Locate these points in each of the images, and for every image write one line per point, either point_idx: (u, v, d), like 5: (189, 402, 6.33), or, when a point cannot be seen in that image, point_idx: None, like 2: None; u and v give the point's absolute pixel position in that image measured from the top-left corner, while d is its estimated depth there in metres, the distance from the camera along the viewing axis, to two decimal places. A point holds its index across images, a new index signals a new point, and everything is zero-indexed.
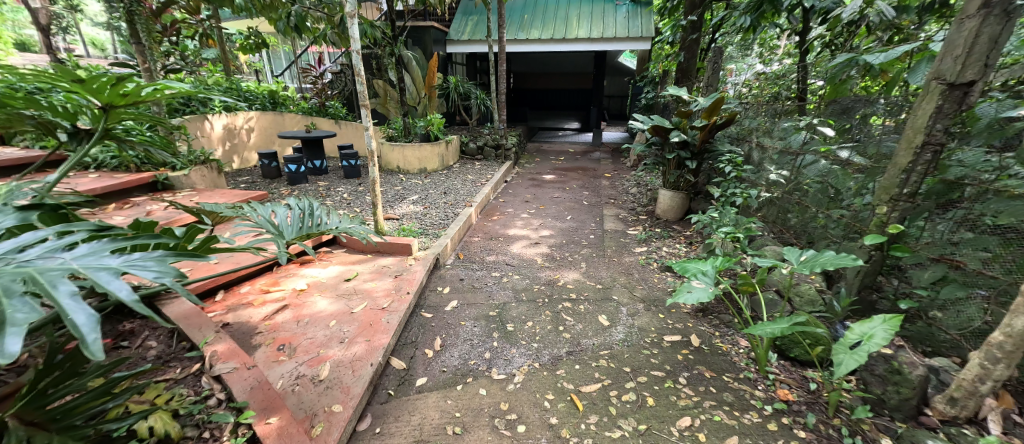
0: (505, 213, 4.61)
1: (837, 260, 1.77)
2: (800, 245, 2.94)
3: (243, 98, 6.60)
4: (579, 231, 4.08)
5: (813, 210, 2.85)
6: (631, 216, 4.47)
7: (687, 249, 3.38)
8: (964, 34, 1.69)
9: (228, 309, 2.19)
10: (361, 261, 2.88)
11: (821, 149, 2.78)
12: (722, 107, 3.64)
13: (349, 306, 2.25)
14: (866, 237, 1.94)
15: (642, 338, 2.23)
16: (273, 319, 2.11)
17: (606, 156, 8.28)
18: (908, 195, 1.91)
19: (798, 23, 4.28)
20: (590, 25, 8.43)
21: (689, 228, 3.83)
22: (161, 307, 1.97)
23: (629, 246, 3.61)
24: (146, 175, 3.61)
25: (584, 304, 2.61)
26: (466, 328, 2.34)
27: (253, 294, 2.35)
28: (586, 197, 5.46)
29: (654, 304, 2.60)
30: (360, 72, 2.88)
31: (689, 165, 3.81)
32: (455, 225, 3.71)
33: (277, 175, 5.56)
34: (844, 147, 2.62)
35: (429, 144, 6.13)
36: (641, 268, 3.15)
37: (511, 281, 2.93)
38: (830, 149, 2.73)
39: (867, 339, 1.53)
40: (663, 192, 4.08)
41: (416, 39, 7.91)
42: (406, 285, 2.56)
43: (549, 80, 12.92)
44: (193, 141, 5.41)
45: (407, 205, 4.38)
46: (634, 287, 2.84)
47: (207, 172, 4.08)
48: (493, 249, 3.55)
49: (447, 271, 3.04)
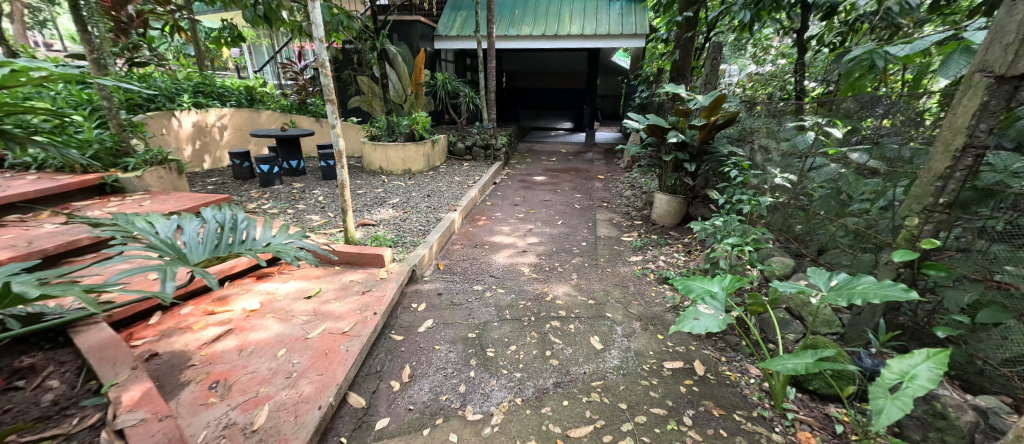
0: (491, 217, 4.33)
1: (883, 293, 1.47)
2: (809, 256, 2.70)
3: (216, 94, 6.26)
4: (569, 237, 3.82)
5: (824, 217, 2.61)
6: (625, 221, 4.22)
7: (686, 259, 3.13)
8: (1016, 18, 1.44)
9: (161, 335, 1.93)
10: (327, 274, 2.59)
11: (829, 152, 2.56)
12: (722, 105, 3.39)
13: (304, 331, 1.97)
14: (895, 253, 1.68)
15: (640, 364, 1.96)
16: (211, 348, 1.83)
17: (599, 157, 8.04)
18: (944, 205, 1.65)
19: (799, 19, 4.07)
20: (582, 21, 8.18)
21: (687, 235, 3.58)
22: (73, 336, 1.68)
23: (623, 254, 3.36)
24: (91, 176, 3.35)
25: (575, 323, 2.34)
26: (440, 354, 2.06)
27: (195, 316, 2.08)
28: (577, 199, 5.20)
29: (652, 322, 2.34)
30: (325, 62, 2.59)
31: (685, 167, 3.57)
32: (437, 232, 3.42)
33: (249, 176, 5.24)
34: (854, 150, 2.40)
35: (413, 144, 5.82)
36: (637, 280, 2.90)
37: (494, 295, 2.66)
38: (839, 152, 2.51)
39: (908, 381, 1.27)
40: (660, 197, 3.83)
41: (402, 34, 7.60)
42: (374, 303, 2.27)
43: (541, 79, 12.67)
44: (156, 139, 5.07)
45: (386, 209, 4.08)
46: (630, 303, 2.57)
47: (165, 174, 3.84)
48: (476, 259, 3.27)
49: (424, 285, 2.76)
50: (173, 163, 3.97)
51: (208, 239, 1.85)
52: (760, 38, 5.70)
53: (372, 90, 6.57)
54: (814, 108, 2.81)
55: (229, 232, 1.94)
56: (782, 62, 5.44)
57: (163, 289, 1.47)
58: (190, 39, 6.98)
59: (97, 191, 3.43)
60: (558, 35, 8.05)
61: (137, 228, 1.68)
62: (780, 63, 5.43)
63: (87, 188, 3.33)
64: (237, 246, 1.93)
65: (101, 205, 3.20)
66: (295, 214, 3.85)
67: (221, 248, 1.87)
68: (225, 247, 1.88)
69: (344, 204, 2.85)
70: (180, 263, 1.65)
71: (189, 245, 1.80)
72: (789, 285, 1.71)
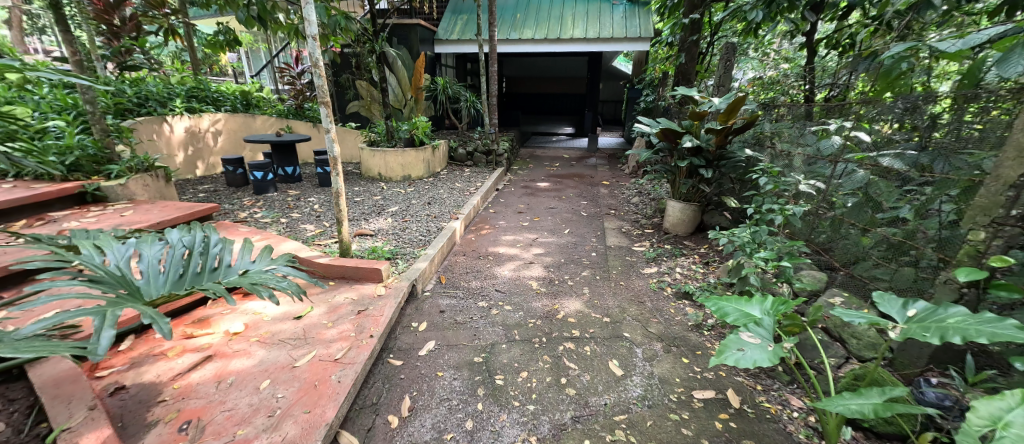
0: (495, 226, 4.14)
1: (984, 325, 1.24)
2: (841, 269, 2.51)
3: (210, 99, 6.09)
4: (578, 247, 3.63)
5: (855, 227, 2.43)
6: (635, 230, 4.03)
7: (705, 271, 2.93)
8: None
9: (132, 364, 1.73)
10: (320, 291, 2.40)
11: (857, 157, 2.38)
12: (740, 109, 3.21)
13: (292, 358, 1.78)
14: (959, 271, 1.47)
15: (666, 394, 1.76)
16: (185, 379, 1.64)
17: (602, 162, 7.87)
18: (1016, 217, 1.49)
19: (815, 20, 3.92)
20: (585, 25, 8.04)
21: (703, 245, 3.39)
22: (27, 370, 1.47)
23: (636, 266, 3.16)
24: (71, 185, 3.18)
25: (590, 345, 2.14)
26: (444, 382, 1.85)
27: (171, 341, 1.88)
28: (583, 206, 5.02)
29: (675, 343, 2.14)
30: (318, 61, 2.40)
31: (701, 173, 3.38)
32: (438, 243, 3.22)
33: (242, 183, 5.05)
34: (884, 154, 2.24)
35: (413, 149, 5.64)
36: (654, 294, 2.70)
37: (500, 313, 2.46)
38: (869, 157, 2.34)
39: (1002, 429, 1.08)
40: (673, 204, 3.63)
41: (401, 37, 7.43)
42: (371, 324, 2.07)
43: (542, 84, 12.54)
44: (145, 145, 4.88)
45: (384, 218, 3.89)
46: (648, 321, 2.37)
47: (151, 182, 3.66)
48: (480, 272, 3.07)
49: (425, 302, 2.57)
50: (161, 170, 3.78)
51: (170, 267, 1.64)
52: (769, 39, 5.54)
53: (371, 95, 6.39)
54: (841, 110, 2.64)
55: (198, 258, 1.73)
56: (792, 65, 5.28)
57: (95, 343, 1.24)
58: (185, 44, 6.82)
59: (76, 200, 3.27)
60: (560, 38, 7.90)
61: (85, 257, 1.50)
62: (790, 66, 5.28)
63: (65, 197, 3.16)
64: (206, 275, 1.71)
65: (79, 215, 3.02)
66: (289, 223, 3.65)
67: (186, 280, 1.66)
68: (191, 277, 1.67)
69: (340, 215, 2.65)
70: (131, 302, 1.43)
71: (147, 274, 1.59)
72: (856, 316, 1.47)
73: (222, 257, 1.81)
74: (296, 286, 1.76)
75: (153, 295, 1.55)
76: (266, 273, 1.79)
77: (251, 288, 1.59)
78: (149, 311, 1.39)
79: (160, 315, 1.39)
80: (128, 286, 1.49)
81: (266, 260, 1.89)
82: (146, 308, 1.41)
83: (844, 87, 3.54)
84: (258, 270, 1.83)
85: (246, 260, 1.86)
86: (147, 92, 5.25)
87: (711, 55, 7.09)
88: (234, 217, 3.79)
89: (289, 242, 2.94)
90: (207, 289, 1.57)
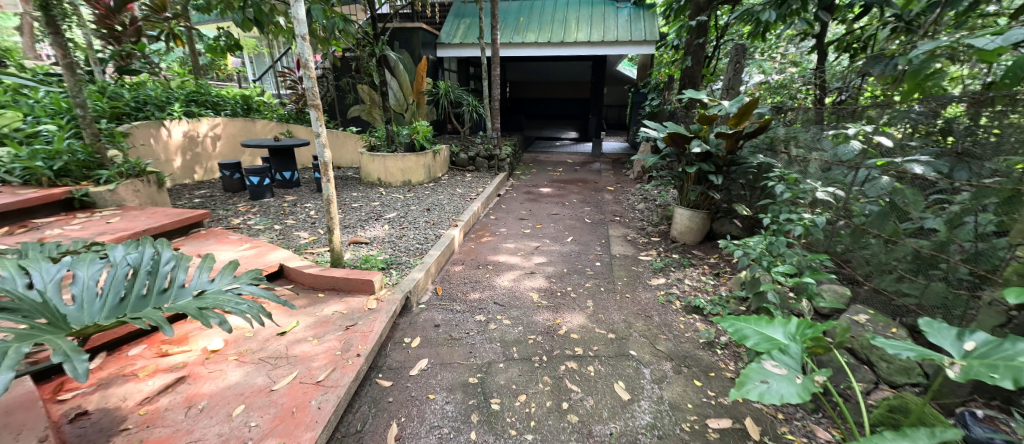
0: (496, 233, 4.00)
1: None
2: (863, 283, 2.35)
3: (210, 103, 6.02)
4: (582, 256, 3.48)
5: (877, 238, 2.27)
6: (641, 238, 3.88)
7: (716, 283, 2.78)
8: None
9: (99, 385, 1.60)
10: (309, 304, 2.27)
11: (879, 163, 2.24)
12: (752, 112, 3.06)
13: (270, 380, 1.64)
14: (1008, 292, 1.33)
15: (677, 422, 1.62)
16: (154, 404, 1.51)
17: (607, 167, 7.73)
18: None
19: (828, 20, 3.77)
20: (589, 28, 7.92)
21: (713, 255, 3.23)
22: None
23: (643, 277, 3.02)
24: (59, 190, 3.09)
25: (595, 365, 1.99)
26: (434, 407, 1.71)
27: (144, 359, 1.75)
28: (588, 213, 4.88)
29: (686, 362, 2.00)
30: (308, 62, 2.29)
31: (711, 179, 3.22)
32: (435, 252, 3.09)
33: (239, 189, 4.95)
34: (912, 160, 2.09)
35: (414, 154, 5.53)
36: (662, 308, 2.55)
37: (498, 328, 2.31)
38: (892, 162, 2.19)
39: None
40: (681, 212, 3.48)
41: (403, 41, 7.34)
42: (358, 341, 1.94)
43: (546, 88, 12.44)
44: (141, 149, 4.80)
45: (381, 225, 3.76)
46: (656, 338, 2.22)
47: (142, 187, 3.55)
48: (478, 283, 2.93)
49: (419, 315, 2.44)
50: (153, 176, 3.68)
51: (109, 290, 1.45)
52: (778, 41, 5.39)
53: (372, 99, 6.30)
54: (861, 113, 2.48)
55: (144, 278, 1.53)
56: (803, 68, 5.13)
57: None
58: (186, 48, 6.76)
59: (63, 207, 3.17)
60: (564, 42, 7.79)
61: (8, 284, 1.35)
62: (800, 70, 5.12)
63: (51, 203, 3.06)
64: (153, 298, 1.51)
65: (64, 222, 2.91)
66: (282, 230, 3.53)
67: (128, 304, 1.46)
68: (134, 302, 1.47)
69: (331, 223, 2.52)
70: (50, 334, 1.24)
71: (81, 299, 1.41)
72: (905, 349, 1.27)
73: (175, 276, 1.60)
74: (258, 308, 1.51)
75: (85, 323, 1.36)
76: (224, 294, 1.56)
77: (195, 315, 1.36)
78: (64, 346, 1.20)
79: (75, 352, 1.19)
80: (52, 314, 1.29)
81: (228, 279, 1.66)
82: (63, 342, 1.21)
83: (860, 90, 3.38)
84: (216, 290, 1.61)
85: (204, 279, 1.64)
86: (144, 96, 5.18)
87: (718, 58, 6.95)
88: (227, 223, 3.68)
89: (279, 250, 2.82)
90: (144, 316, 1.36)
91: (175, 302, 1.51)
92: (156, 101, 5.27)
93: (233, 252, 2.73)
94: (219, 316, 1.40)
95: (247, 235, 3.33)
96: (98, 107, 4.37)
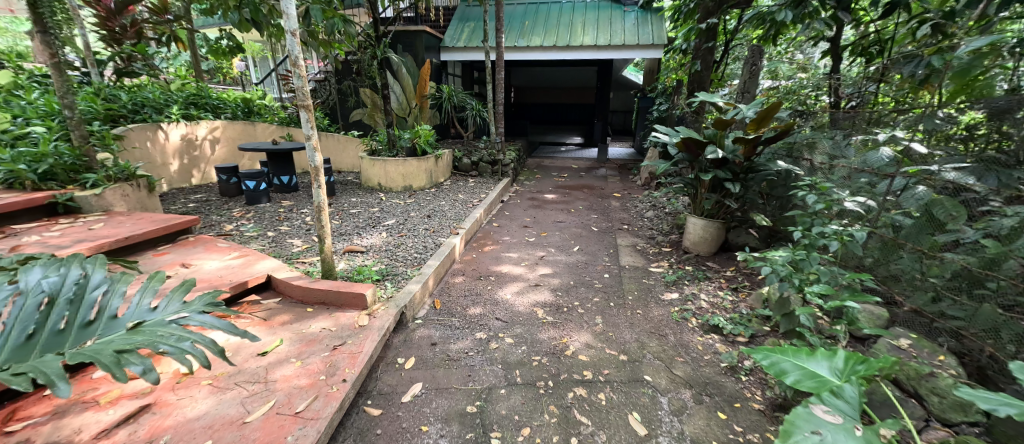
0: (499, 242, 3.83)
1: None
2: (897, 303, 2.17)
3: (210, 106, 5.89)
4: (589, 267, 3.31)
5: (914, 253, 2.09)
6: (651, 248, 3.71)
7: (734, 299, 2.60)
8: None
9: (55, 413, 1.43)
10: (296, 319, 2.11)
11: (911, 170, 2.08)
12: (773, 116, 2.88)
13: (243, 411, 1.48)
14: None
15: None
16: (110, 439, 1.35)
17: (613, 173, 7.56)
18: None
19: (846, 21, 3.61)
20: (596, 32, 7.77)
21: (728, 267, 3.05)
22: None
23: (655, 291, 2.84)
24: (42, 194, 2.94)
25: (607, 391, 1.81)
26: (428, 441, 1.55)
27: (108, 383, 1.58)
28: (594, 221, 4.70)
29: (708, 390, 1.82)
30: (298, 59, 2.14)
31: (727, 187, 3.04)
32: (434, 263, 2.92)
33: (235, 193, 4.81)
34: (950, 168, 1.95)
35: (415, 158, 5.37)
36: (676, 326, 2.37)
37: (500, 348, 2.14)
38: (926, 169, 2.03)
39: None
40: (694, 221, 3.30)
41: (406, 44, 7.23)
42: (345, 363, 1.77)
43: (551, 93, 12.30)
44: (137, 153, 4.68)
45: (378, 232, 3.60)
46: (672, 360, 2.04)
47: (132, 191, 3.38)
48: (479, 296, 2.76)
49: (415, 332, 2.27)
50: (143, 180, 3.51)
51: (11, 327, 1.16)
52: (792, 44, 5.22)
53: (375, 102, 6.13)
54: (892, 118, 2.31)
55: (62, 310, 1.23)
56: (816, 72, 4.96)
57: None
58: (188, 50, 6.66)
59: (47, 211, 3.02)
60: (570, 45, 7.64)
61: None
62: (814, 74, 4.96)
63: (34, 208, 2.92)
64: (72, 334, 1.22)
65: (44, 228, 2.75)
66: (275, 237, 3.37)
67: (38, 342, 1.18)
68: (47, 339, 1.19)
69: (323, 232, 2.34)
70: None
71: None
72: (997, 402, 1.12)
73: (107, 305, 1.31)
74: (203, 346, 1.23)
75: None
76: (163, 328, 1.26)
77: (108, 364, 1.08)
78: None
79: None
80: None
81: (174, 306, 1.34)
82: None
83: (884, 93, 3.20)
84: (158, 321, 1.30)
85: (144, 307, 1.33)
86: (142, 99, 5.07)
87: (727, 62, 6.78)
88: (219, 229, 3.53)
89: (269, 260, 2.64)
90: (31, 371, 1.07)
91: (97, 339, 1.21)
92: (154, 104, 5.17)
93: (219, 262, 2.56)
94: (143, 361, 1.13)
95: (237, 242, 3.17)
96: (92, 109, 4.25)
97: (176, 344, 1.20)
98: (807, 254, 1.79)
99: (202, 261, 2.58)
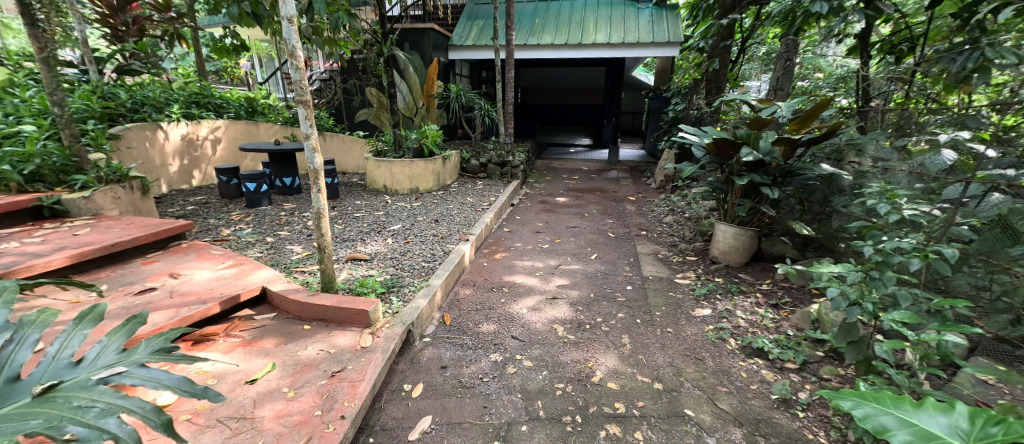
0: (511, 248, 3.60)
1: None
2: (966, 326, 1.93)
3: (213, 106, 5.71)
4: (609, 278, 3.08)
5: (988, 269, 1.85)
6: (674, 257, 3.47)
7: (774, 318, 2.36)
8: None
9: None
10: (291, 340, 1.90)
11: (978, 175, 1.85)
12: (819, 114, 2.64)
13: None
14: None
15: None
16: None
17: (625, 175, 7.32)
18: None
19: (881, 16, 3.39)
20: (608, 30, 7.53)
21: (763, 279, 2.81)
22: None
23: (685, 307, 2.60)
24: (25, 197, 2.73)
25: (645, 430, 1.58)
26: None
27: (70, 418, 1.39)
28: (610, 226, 4.47)
29: (762, 429, 1.59)
30: (295, 49, 1.92)
31: (763, 192, 2.79)
32: (443, 273, 2.71)
33: (236, 195, 4.61)
34: None
35: (422, 160, 5.17)
36: (713, 348, 2.14)
37: (518, 373, 1.91)
38: (998, 175, 1.80)
39: None
40: (725, 229, 3.06)
41: (413, 43, 7.04)
42: (344, 393, 1.56)
43: (560, 94, 12.07)
44: (136, 153, 4.49)
45: (383, 238, 3.39)
46: (716, 391, 1.80)
47: (124, 194, 3.17)
48: (492, 311, 2.53)
49: (424, 353, 2.05)
50: (137, 181, 3.29)
51: None
52: (818, 41, 4.96)
53: (381, 102, 5.91)
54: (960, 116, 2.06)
55: None
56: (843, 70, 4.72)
57: None
58: (192, 48, 6.47)
59: (31, 216, 2.81)
60: (582, 44, 7.41)
61: None
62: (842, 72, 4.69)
63: (17, 212, 2.72)
64: None
65: (25, 234, 2.54)
66: (274, 243, 3.17)
67: None
68: None
69: (323, 241, 2.13)
70: None
71: None
72: None
73: (11, 357, 1.00)
74: (134, 423, 0.90)
75: None
76: (82, 396, 0.92)
77: None
78: None
79: None
80: None
81: (106, 359, 1.03)
82: None
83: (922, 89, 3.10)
84: (79, 381, 0.98)
85: (63, 363, 1.02)
86: (142, 97, 4.89)
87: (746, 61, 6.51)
88: (215, 234, 3.30)
89: (266, 269, 2.42)
90: None
91: None
92: (153, 102, 4.98)
93: (211, 272, 2.34)
94: None
95: (234, 248, 2.96)
96: (87, 107, 4.05)
97: (94, 422, 0.87)
98: (881, 273, 1.54)
99: (193, 271, 2.36)
